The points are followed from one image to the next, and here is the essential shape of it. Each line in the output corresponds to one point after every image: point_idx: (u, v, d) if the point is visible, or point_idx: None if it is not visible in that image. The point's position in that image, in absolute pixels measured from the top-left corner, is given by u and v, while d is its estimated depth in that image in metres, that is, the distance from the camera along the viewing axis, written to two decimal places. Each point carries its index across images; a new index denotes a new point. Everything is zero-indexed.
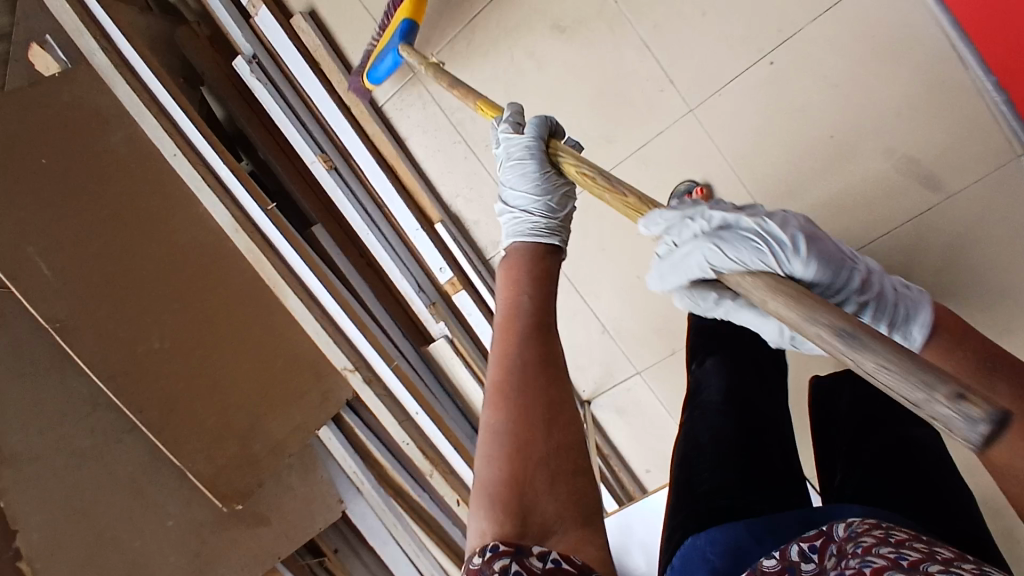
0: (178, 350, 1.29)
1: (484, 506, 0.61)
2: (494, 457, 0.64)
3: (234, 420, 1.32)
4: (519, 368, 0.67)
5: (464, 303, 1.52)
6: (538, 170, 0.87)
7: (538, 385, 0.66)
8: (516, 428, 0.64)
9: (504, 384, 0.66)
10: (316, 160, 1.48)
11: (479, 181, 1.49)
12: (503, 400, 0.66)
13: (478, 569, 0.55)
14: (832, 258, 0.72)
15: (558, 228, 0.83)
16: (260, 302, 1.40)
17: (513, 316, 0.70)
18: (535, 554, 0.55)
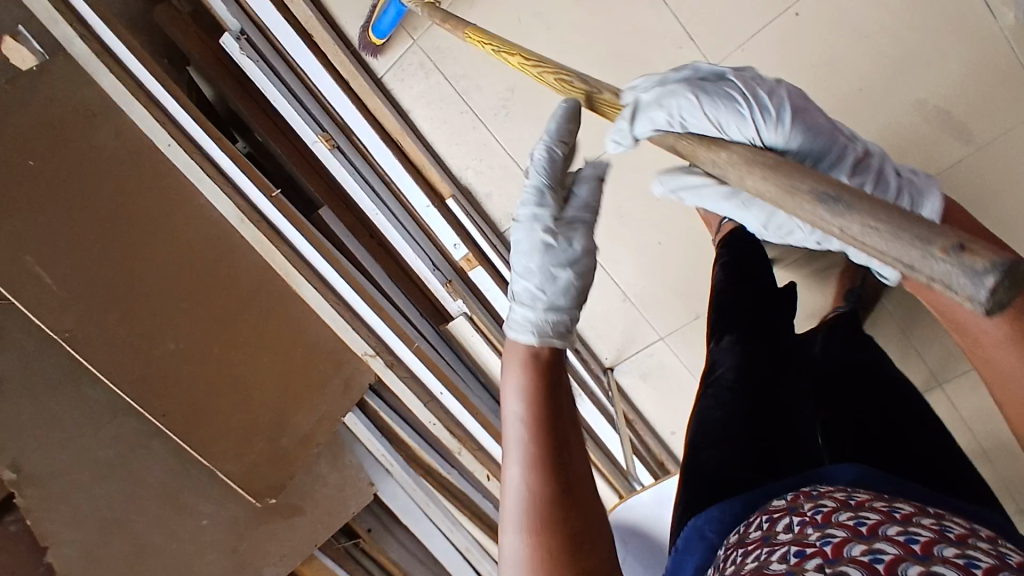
0: (195, 349, 1.26)
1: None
2: None
3: (263, 416, 1.30)
4: (540, 515, 0.63)
5: (481, 279, 1.50)
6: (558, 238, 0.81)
7: (563, 530, 0.62)
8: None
9: (528, 532, 0.63)
10: (317, 140, 1.40)
11: (489, 152, 1.45)
12: (528, 554, 0.62)
13: None
14: (815, 127, 0.75)
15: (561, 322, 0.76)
16: (274, 292, 1.35)
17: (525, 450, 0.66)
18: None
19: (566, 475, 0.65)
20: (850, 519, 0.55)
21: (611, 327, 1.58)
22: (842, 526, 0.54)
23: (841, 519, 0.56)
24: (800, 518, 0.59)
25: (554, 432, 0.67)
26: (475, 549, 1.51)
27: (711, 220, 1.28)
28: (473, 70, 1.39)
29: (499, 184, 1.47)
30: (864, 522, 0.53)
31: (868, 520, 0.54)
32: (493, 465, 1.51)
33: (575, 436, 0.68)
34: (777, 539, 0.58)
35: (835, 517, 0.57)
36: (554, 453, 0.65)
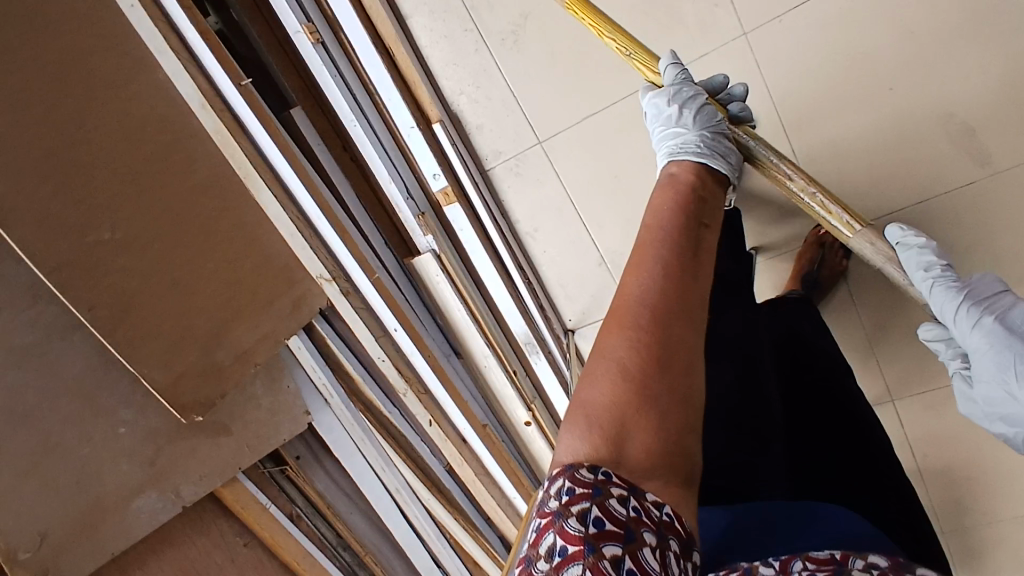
0: (134, 242, 1.12)
1: (582, 429, 0.62)
2: (623, 377, 0.64)
3: (199, 324, 1.18)
4: (639, 300, 0.69)
5: (456, 217, 1.41)
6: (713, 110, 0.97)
7: (653, 325, 0.66)
8: (627, 359, 0.65)
9: (627, 312, 0.68)
10: (300, 31, 1.24)
11: (489, 82, 1.35)
12: (619, 329, 0.68)
13: (591, 483, 0.57)
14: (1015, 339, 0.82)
15: (715, 152, 0.92)
16: (232, 196, 1.22)
17: (648, 249, 0.75)
18: (653, 499, 0.58)
19: (677, 285, 0.71)
20: None
21: (580, 290, 1.49)
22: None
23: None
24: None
25: (676, 248, 0.74)
26: (406, 492, 1.46)
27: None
28: None
29: (493, 117, 1.38)
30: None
31: None
32: (438, 412, 1.45)
33: (698, 258, 0.75)
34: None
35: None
36: (674, 264, 0.73)
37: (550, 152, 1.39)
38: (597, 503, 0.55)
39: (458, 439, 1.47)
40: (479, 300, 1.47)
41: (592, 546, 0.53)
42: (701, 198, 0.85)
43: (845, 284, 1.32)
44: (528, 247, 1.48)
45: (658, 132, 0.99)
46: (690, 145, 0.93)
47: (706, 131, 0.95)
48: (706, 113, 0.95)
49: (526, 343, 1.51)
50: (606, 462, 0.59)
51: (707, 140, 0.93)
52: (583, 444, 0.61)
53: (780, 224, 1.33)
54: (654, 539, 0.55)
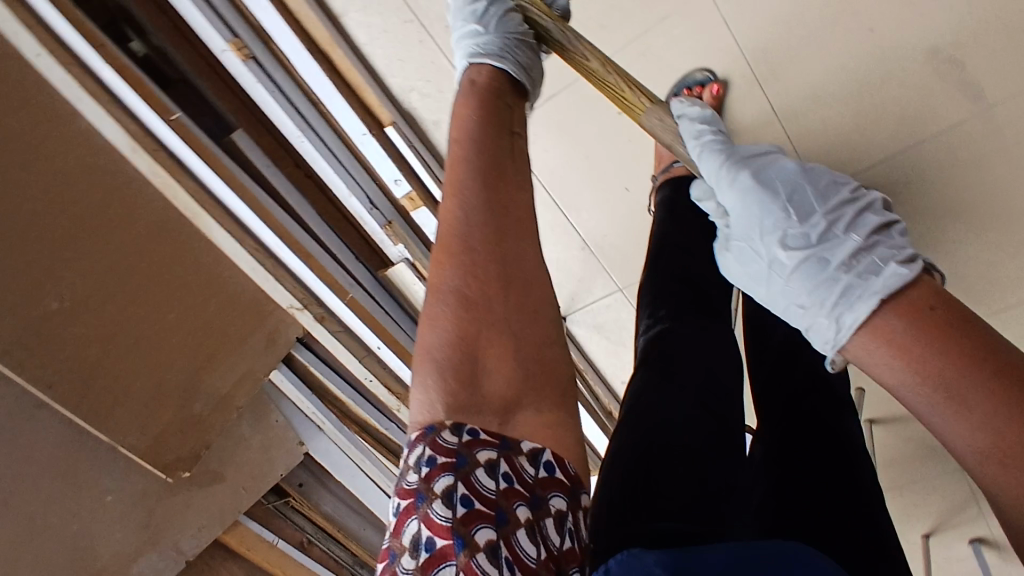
0: (86, 306, 1.06)
1: (436, 376, 0.63)
2: (455, 305, 0.66)
3: (171, 377, 1.14)
4: (464, 225, 0.68)
5: (425, 220, 1.34)
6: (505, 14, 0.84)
7: (483, 249, 0.67)
8: (469, 292, 0.66)
9: (457, 240, 0.68)
10: (227, 48, 1.14)
11: (439, 73, 1.24)
12: (451, 260, 0.67)
13: (457, 452, 0.58)
14: (806, 199, 0.68)
15: (501, 54, 0.80)
16: (181, 239, 1.15)
17: (464, 163, 0.71)
18: (524, 456, 0.61)
19: (500, 199, 0.70)
20: None
21: (565, 274, 1.46)
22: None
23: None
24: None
25: (492, 156, 0.72)
26: None
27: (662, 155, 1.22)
28: None
29: (449, 112, 1.28)
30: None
31: None
32: None
33: (518, 168, 0.75)
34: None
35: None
36: (498, 180, 0.71)
37: None
38: (466, 480, 0.56)
39: None
40: None
41: (462, 539, 0.53)
42: (506, 100, 0.80)
43: None
44: None
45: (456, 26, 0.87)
46: (494, 47, 0.81)
47: (507, 33, 0.83)
48: (505, 11, 0.84)
49: None
50: (459, 401, 0.62)
51: (505, 42, 0.82)
52: (437, 392, 0.63)
53: None
54: (526, 512, 0.57)
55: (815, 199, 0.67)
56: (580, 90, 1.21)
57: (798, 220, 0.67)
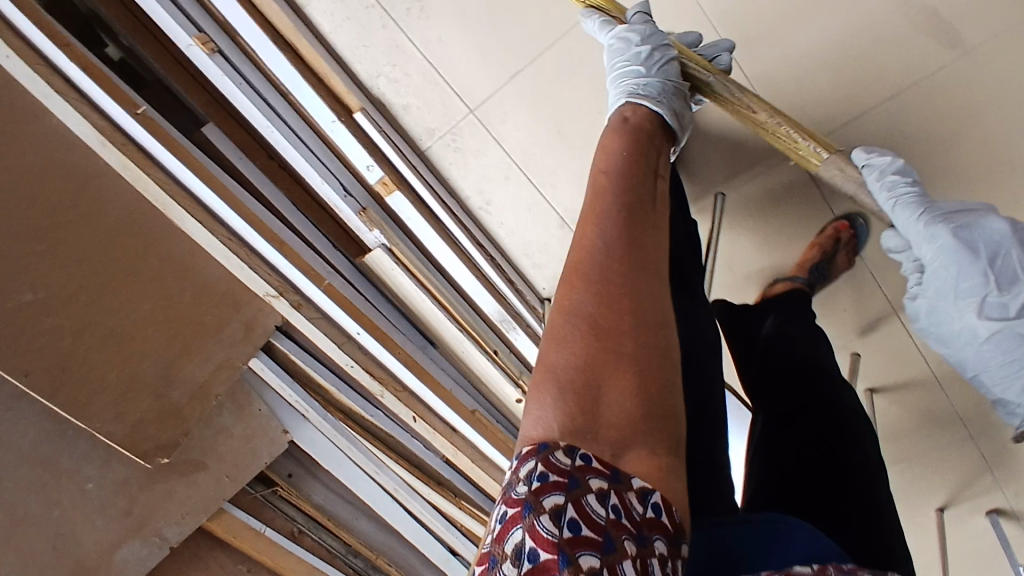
0: (58, 299, 1.08)
1: (553, 396, 0.62)
2: (578, 339, 0.65)
3: (145, 366, 1.15)
4: (600, 262, 0.70)
5: (400, 206, 1.33)
6: (665, 58, 1.00)
7: (617, 278, 0.69)
8: (597, 318, 0.66)
9: (589, 268, 0.70)
10: (192, 43, 1.16)
11: (404, 56, 1.24)
12: (585, 284, 0.69)
13: (566, 472, 0.56)
14: (998, 259, 0.95)
15: (663, 100, 0.96)
16: (152, 229, 1.18)
17: (603, 196, 0.78)
18: (634, 491, 0.57)
19: (630, 240, 0.73)
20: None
21: (548, 255, 1.42)
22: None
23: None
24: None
25: (630, 194, 0.78)
26: (405, 491, 1.44)
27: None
28: None
29: (418, 94, 1.28)
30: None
31: None
32: (421, 407, 1.41)
33: (648, 208, 0.78)
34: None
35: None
36: (629, 221, 0.75)
37: (485, 120, 1.28)
38: (572, 500, 0.55)
39: (448, 430, 1.44)
40: (444, 285, 1.40)
41: (566, 556, 0.51)
42: (651, 139, 0.92)
43: (817, 190, 1.27)
44: (484, 222, 1.40)
45: (613, 60, 1.02)
46: (650, 93, 0.96)
47: (665, 79, 0.98)
48: (665, 55, 1.00)
49: (501, 320, 1.45)
50: (579, 423, 0.60)
51: (663, 90, 0.97)
52: (555, 412, 0.61)
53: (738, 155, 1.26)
54: (633, 548, 0.53)
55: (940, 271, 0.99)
56: (547, 64, 1.20)
57: (997, 289, 0.95)
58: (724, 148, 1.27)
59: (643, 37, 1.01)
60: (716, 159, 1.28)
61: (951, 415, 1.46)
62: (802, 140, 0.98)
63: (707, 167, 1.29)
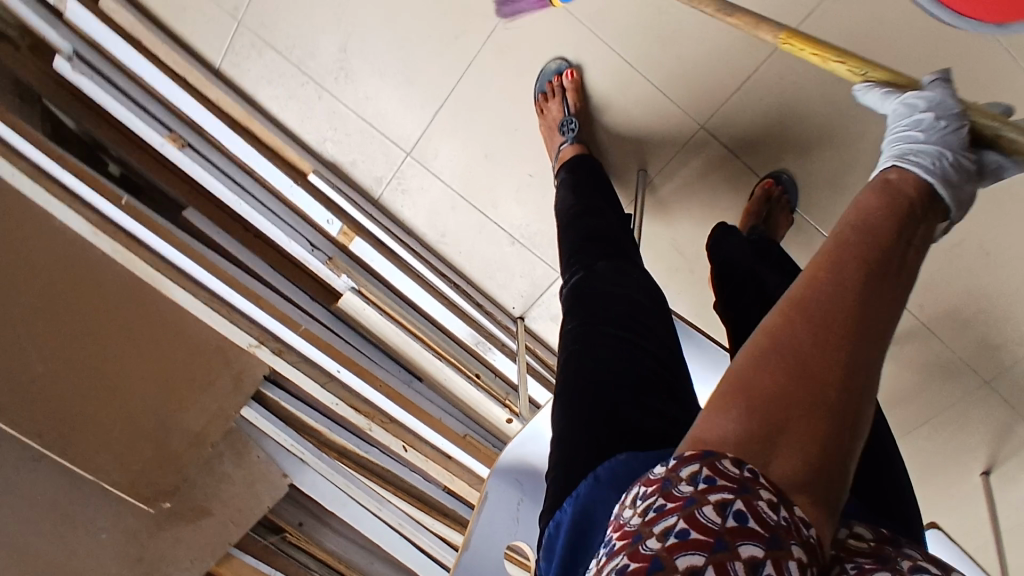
0: (66, 372, 1.25)
1: (736, 413, 0.52)
2: (775, 364, 0.53)
3: (147, 417, 1.31)
4: (831, 297, 0.55)
5: (362, 250, 1.47)
6: (951, 128, 0.74)
7: (848, 334, 0.53)
8: (809, 361, 0.52)
9: (812, 304, 0.55)
10: (165, 141, 1.38)
11: (342, 120, 1.41)
12: (807, 320, 0.54)
13: (736, 480, 0.48)
14: None
15: (946, 174, 0.69)
16: (147, 301, 1.32)
17: (857, 235, 0.59)
18: (799, 514, 0.48)
19: (875, 287, 0.56)
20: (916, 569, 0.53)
21: (508, 273, 1.51)
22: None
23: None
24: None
25: (888, 241, 0.59)
26: (408, 524, 1.51)
27: (552, 142, 1.31)
28: (302, 37, 1.33)
29: (361, 150, 1.44)
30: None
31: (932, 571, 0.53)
32: (411, 436, 1.48)
33: (907, 269, 0.59)
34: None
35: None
36: (879, 264, 0.57)
37: (422, 159, 1.42)
38: (744, 504, 0.46)
39: (441, 455, 1.50)
40: (418, 319, 1.51)
41: (724, 543, 0.45)
42: (920, 212, 0.65)
43: (735, 156, 1.33)
44: (445, 253, 1.52)
45: (889, 135, 0.78)
46: (927, 159, 0.71)
47: (951, 149, 0.72)
48: (959, 122, 0.75)
49: (477, 343, 1.53)
50: (757, 455, 0.50)
51: (945, 159, 0.71)
52: (735, 428, 0.51)
53: (647, 143, 1.35)
54: (798, 551, 0.46)
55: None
56: (463, 97, 1.34)
57: None
58: (635, 135, 1.35)
59: (929, 106, 0.77)
60: (631, 145, 1.36)
61: (954, 360, 1.41)
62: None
63: (623, 154, 1.37)
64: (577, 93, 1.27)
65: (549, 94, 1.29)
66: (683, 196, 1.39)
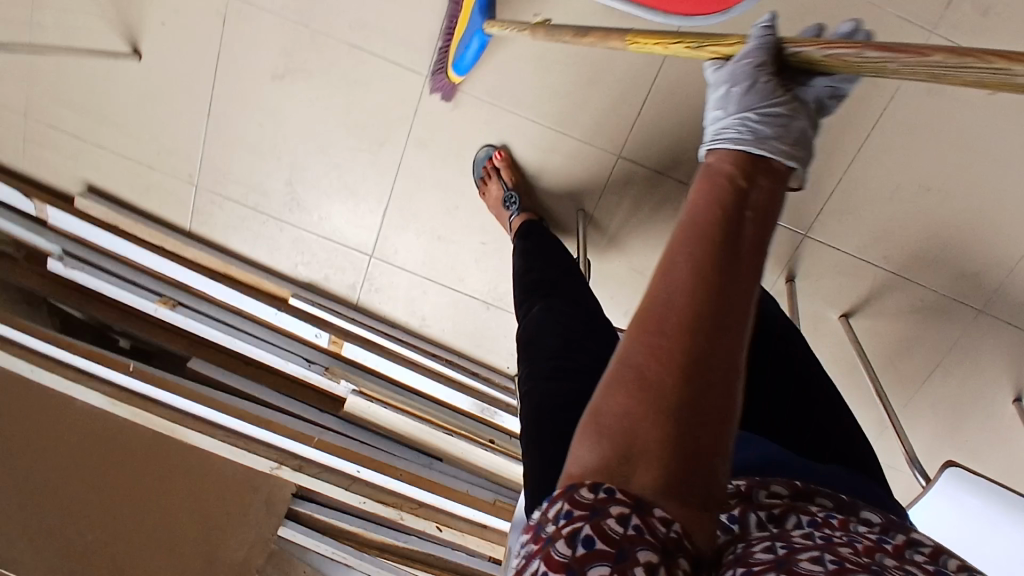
0: (110, 534, 1.34)
1: (591, 433, 0.48)
2: (625, 375, 0.49)
3: (191, 561, 1.37)
4: (672, 292, 0.51)
5: (355, 352, 1.57)
6: (752, 82, 0.72)
7: (689, 327, 0.49)
8: (646, 368, 0.48)
9: (647, 307, 0.51)
10: (158, 305, 1.52)
11: (306, 243, 1.54)
12: (644, 329, 0.50)
13: (589, 505, 0.44)
14: None
15: (764, 138, 0.68)
16: (171, 452, 1.45)
17: (698, 219, 0.55)
18: (660, 518, 0.44)
19: (721, 270, 0.52)
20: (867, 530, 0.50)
21: (491, 338, 1.60)
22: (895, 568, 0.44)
23: (919, 558, 0.47)
24: (828, 536, 0.48)
25: (728, 220, 0.55)
26: None
27: (503, 219, 1.39)
28: (251, 183, 1.48)
29: (330, 265, 1.55)
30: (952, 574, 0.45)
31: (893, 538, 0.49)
32: (443, 515, 1.55)
33: (751, 244, 0.55)
34: (835, 550, 0.46)
35: (880, 557, 0.46)
36: (721, 245, 0.53)
37: (384, 257, 1.53)
38: (595, 528, 0.43)
39: (475, 526, 1.56)
40: (422, 403, 1.59)
41: (576, 573, 0.42)
42: (755, 177, 0.61)
43: (664, 174, 1.40)
44: (431, 335, 1.60)
45: (710, 102, 0.77)
46: (737, 133, 0.69)
47: (758, 107, 0.71)
48: (760, 71, 0.72)
49: (482, 411, 1.60)
50: (615, 474, 0.46)
51: (752, 123, 0.69)
52: (593, 450, 0.47)
53: (581, 184, 1.42)
54: (654, 556, 0.42)
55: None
56: (403, 192, 1.46)
57: None
58: (567, 179, 1.43)
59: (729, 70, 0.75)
60: (566, 194, 1.44)
61: (939, 300, 1.41)
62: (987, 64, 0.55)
63: (561, 201, 1.44)
64: (508, 168, 1.38)
65: (486, 177, 1.38)
66: (631, 225, 1.46)
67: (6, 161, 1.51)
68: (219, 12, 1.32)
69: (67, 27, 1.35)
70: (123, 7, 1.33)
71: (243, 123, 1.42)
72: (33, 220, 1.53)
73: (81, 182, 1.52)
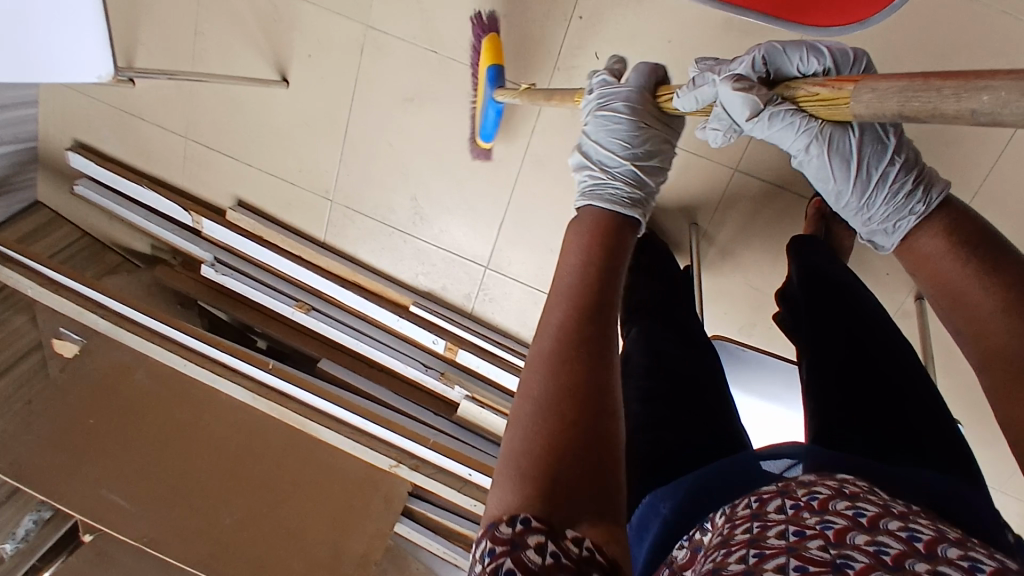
0: (246, 518, 1.44)
1: (511, 477, 0.54)
2: (527, 421, 0.58)
3: (318, 548, 1.45)
4: (551, 352, 0.63)
5: (467, 359, 1.63)
6: (619, 138, 0.93)
7: (573, 372, 0.60)
8: (549, 406, 0.58)
9: (541, 361, 0.63)
10: (295, 309, 1.67)
11: (427, 255, 1.63)
12: (538, 383, 0.60)
13: (507, 538, 0.47)
14: None
15: (627, 196, 0.88)
16: (300, 445, 1.56)
17: (568, 296, 0.69)
18: (570, 538, 0.48)
19: (586, 327, 0.64)
20: (847, 507, 0.52)
21: None
22: (862, 547, 0.46)
23: (893, 527, 0.49)
24: (801, 530, 0.50)
25: (594, 293, 0.68)
26: None
27: None
28: (379, 198, 1.59)
29: (447, 276, 1.64)
30: (920, 537, 0.47)
31: (868, 511, 0.52)
32: None
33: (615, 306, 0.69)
34: (802, 549, 0.47)
35: (851, 537, 0.48)
36: (588, 310, 0.66)
37: (498, 268, 1.60)
38: (513, 558, 0.46)
39: None
40: None
41: None
42: (623, 252, 0.76)
43: (785, 188, 1.38)
44: None
45: (585, 139, 0.96)
46: (609, 191, 0.88)
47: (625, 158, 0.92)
48: (631, 129, 0.94)
49: None
50: (532, 511, 0.50)
51: (624, 181, 0.90)
52: (515, 489, 0.53)
53: (695, 199, 1.43)
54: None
55: (866, 144, 0.83)
56: (520, 206, 1.52)
57: None
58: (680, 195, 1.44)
59: (610, 121, 0.94)
60: (679, 209, 1.45)
61: None
62: (830, 90, 0.63)
63: (674, 216, 1.46)
64: None
65: None
66: (746, 239, 1.44)
67: (168, 179, 1.72)
68: (357, 42, 1.45)
69: (226, 60, 1.52)
70: (275, 39, 1.48)
71: (375, 142, 1.54)
72: (188, 230, 1.73)
73: (232, 197, 1.70)
